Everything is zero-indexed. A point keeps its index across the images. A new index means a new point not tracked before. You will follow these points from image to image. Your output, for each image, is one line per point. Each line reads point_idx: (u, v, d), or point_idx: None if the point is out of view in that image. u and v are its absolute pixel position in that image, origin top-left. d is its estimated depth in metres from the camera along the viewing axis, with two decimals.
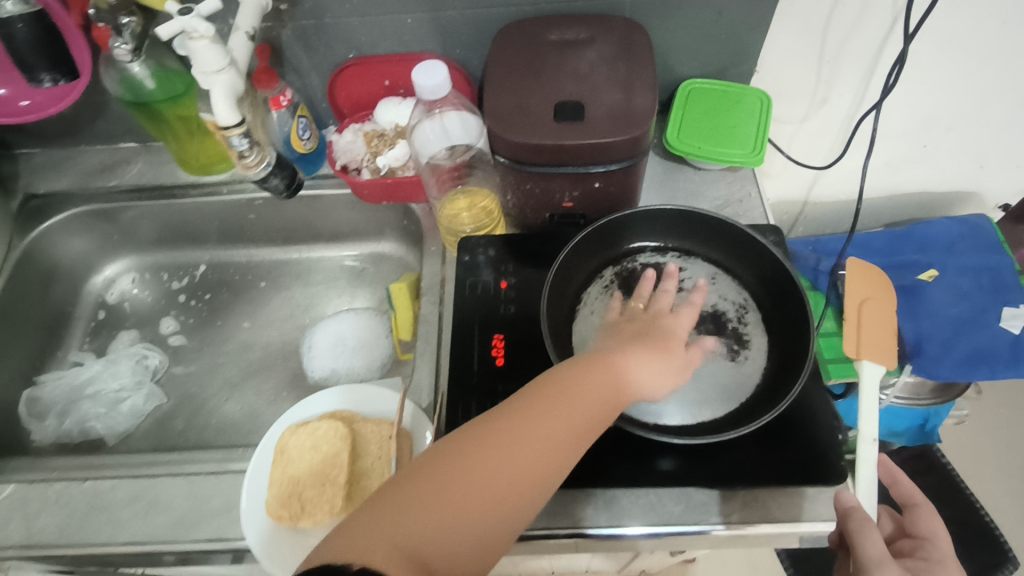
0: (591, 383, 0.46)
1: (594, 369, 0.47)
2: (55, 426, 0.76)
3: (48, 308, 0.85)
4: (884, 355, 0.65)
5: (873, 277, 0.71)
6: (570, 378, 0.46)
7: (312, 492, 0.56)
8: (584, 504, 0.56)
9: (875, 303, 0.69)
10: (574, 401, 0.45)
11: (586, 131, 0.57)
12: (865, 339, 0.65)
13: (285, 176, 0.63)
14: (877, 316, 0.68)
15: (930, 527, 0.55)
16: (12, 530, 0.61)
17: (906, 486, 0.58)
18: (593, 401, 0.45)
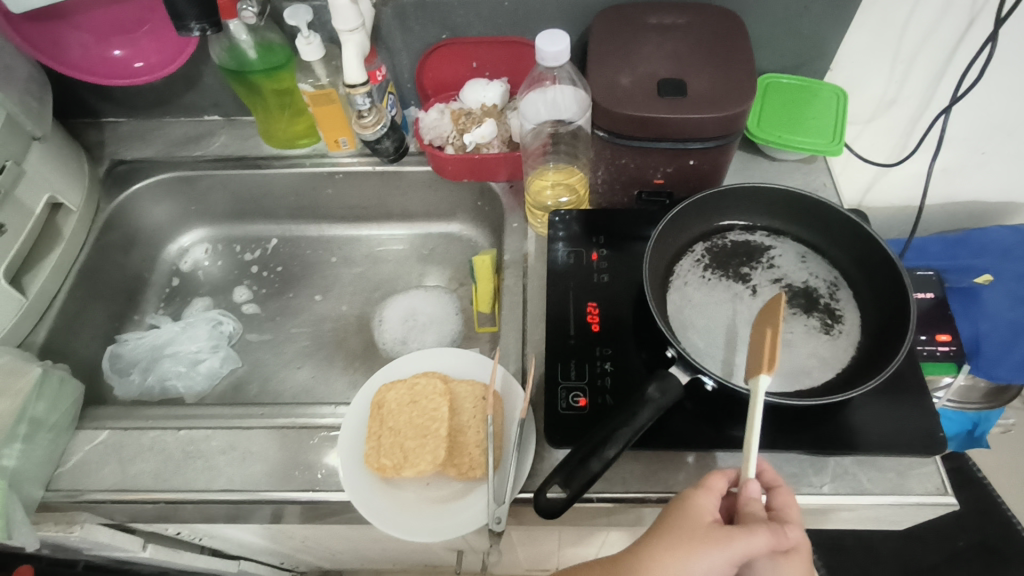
0: (695, 522, 0.46)
1: (694, 497, 0.48)
2: (138, 382, 0.78)
3: (127, 271, 0.87)
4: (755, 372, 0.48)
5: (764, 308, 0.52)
6: (682, 510, 0.47)
7: (413, 443, 0.58)
8: (677, 470, 0.58)
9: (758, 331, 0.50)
10: (688, 539, 0.45)
11: (689, 106, 0.59)
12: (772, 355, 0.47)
13: (394, 140, 0.77)
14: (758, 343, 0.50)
15: (783, 506, 0.48)
16: (108, 473, 0.62)
17: (767, 471, 0.51)
18: (707, 534, 0.45)
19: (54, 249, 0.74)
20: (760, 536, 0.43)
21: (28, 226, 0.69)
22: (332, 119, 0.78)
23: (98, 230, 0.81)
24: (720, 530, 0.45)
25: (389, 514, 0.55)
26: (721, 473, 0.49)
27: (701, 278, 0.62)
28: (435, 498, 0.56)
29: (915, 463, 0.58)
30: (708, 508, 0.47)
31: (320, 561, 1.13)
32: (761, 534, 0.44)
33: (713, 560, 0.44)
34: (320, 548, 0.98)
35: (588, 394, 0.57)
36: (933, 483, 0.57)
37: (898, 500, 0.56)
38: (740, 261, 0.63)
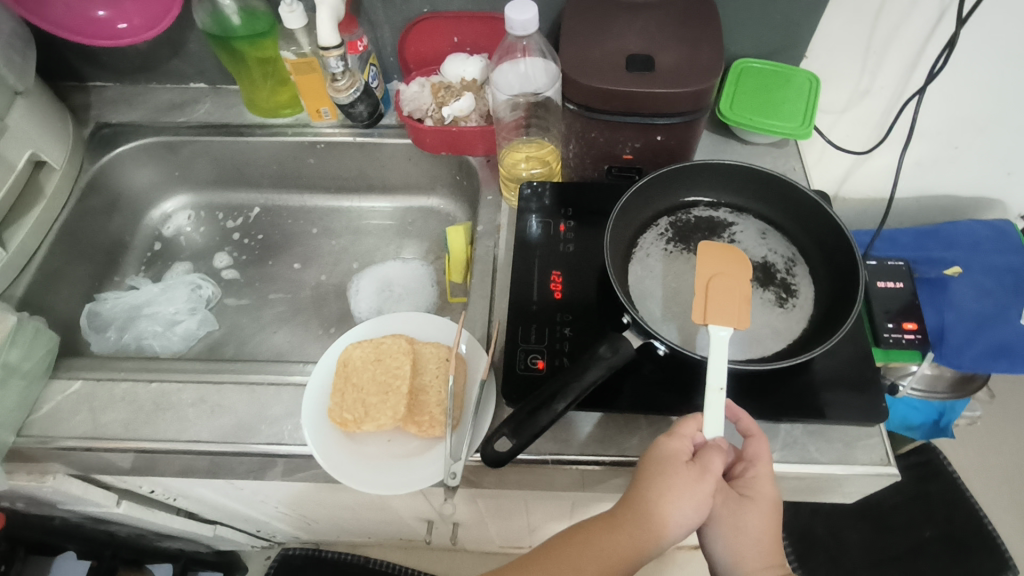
0: (673, 463, 0.49)
1: (666, 443, 0.50)
2: (115, 339, 0.80)
3: (109, 233, 0.88)
4: (734, 315, 0.54)
5: (735, 259, 0.58)
6: (658, 455, 0.50)
7: (376, 399, 0.59)
8: (632, 435, 0.60)
9: (730, 278, 0.57)
10: (674, 481, 0.48)
11: (656, 81, 0.61)
12: (710, 299, 0.55)
13: (369, 105, 0.79)
14: (728, 287, 0.56)
15: (755, 455, 0.53)
16: (79, 421, 0.64)
17: (745, 418, 0.54)
18: (687, 473, 0.49)
19: (36, 205, 0.75)
20: (720, 458, 0.49)
21: (9, 181, 0.71)
22: (313, 88, 0.79)
23: (80, 191, 0.82)
24: (692, 466, 0.49)
25: (350, 467, 0.57)
26: (693, 418, 0.51)
27: (663, 251, 0.64)
28: (394, 453, 0.58)
29: (861, 434, 0.60)
30: (683, 451, 0.50)
31: (297, 531, 1.16)
32: (720, 456, 0.49)
33: (695, 495, 0.48)
34: (292, 515, 1.01)
35: (546, 357, 0.58)
36: (877, 454, 0.58)
37: (844, 469, 0.58)
38: (702, 235, 0.65)
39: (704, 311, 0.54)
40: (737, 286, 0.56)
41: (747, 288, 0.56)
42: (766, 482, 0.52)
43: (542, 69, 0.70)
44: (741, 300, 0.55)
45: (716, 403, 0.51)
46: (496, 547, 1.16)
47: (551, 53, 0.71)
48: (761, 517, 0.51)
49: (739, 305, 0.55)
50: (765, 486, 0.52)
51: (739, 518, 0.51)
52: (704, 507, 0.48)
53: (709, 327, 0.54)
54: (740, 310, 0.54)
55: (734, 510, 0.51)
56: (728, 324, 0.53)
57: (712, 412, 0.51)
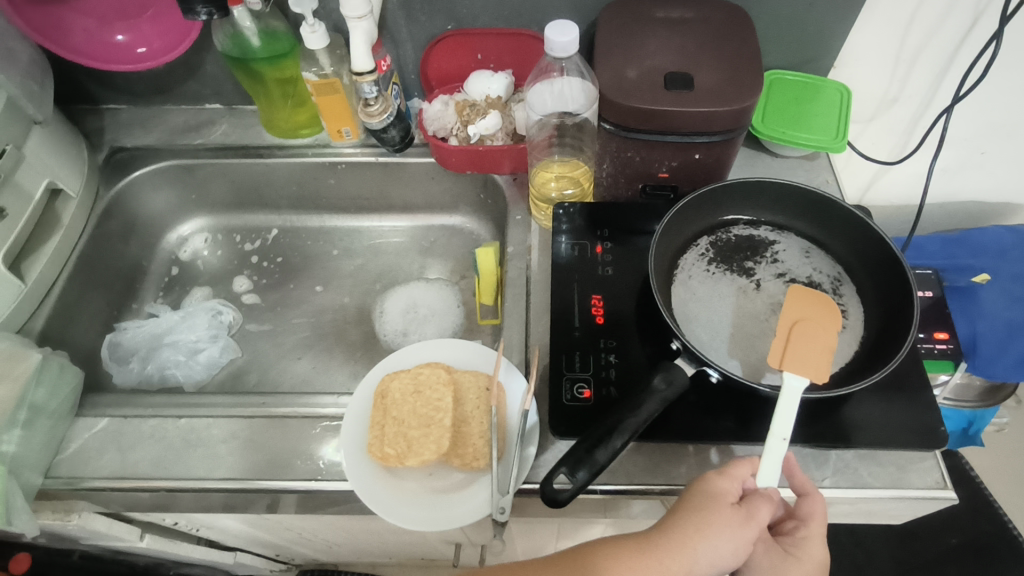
0: (719, 502, 0.48)
1: (715, 481, 0.50)
2: (138, 370, 0.78)
3: (126, 259, 0.86)
4: (813, 366, 0.51)
5: (827, 307, 0.55)
6: (703, 489, 0.50)
7: (417, 432, 0.58)
8: (680, 463, 0.58)
9: (816, 327, 0.54)
10: (715, 518, 0.47)
11: (696, 99, 0.59)
12: (790, 344, 0.52)
13: (399, 128, 0.77)
14: (812, 336, 0.53)
15: (809, 515, 0.52)
16: (107, 460, 0.62)
17: (801, 474, 0.53)
18: (731, 513, 0.48)
19: (54, 234, 0.74)
20: (767, 507, 0.49)
21: (27, 211, 0.69)
22: (334, 109, 0.78)
23: (97, 218, 0.80)
24: (738, 508, 0.48)
25: (395, 504, 0.55)
26: (747, 461, 0.51)
27: (706, 272, 0.62)
28: (436, 487, 0.56)
29: (914, 457, 0.58)
30: (730, 492, 0.49)
31: (317, 555, 1.14)
32: (767, 507, 0.49)
33: (737, 537, 0.47)
34: (315, 541, 0.99)
35: (593, 386, 0.57)
36: (932, 477, 0.57)
37: (899, 493, 0.56)
38: (745, 255, 0.63)
39: (781, 356, 0.52)
40: (823, 337, 0.53)
41: (834, 340, 0.53)
42: (816, 546, 0.51)
43: (574, 87, 0.69)
44: (823, 352, 0.52)
45: (775, 450, 0.51)
46: None
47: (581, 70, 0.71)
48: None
49: (821, 357, 0.52)
50: (813, 548, 0.50)
51: (778, 573, 0.49)
52: (743, 552, 0.47)
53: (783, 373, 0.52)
54: (821, 362, 0.51)
55: (774, 563, 0.50)
56: (804, 374, 0.51)
57: (768, 459, 0.51)
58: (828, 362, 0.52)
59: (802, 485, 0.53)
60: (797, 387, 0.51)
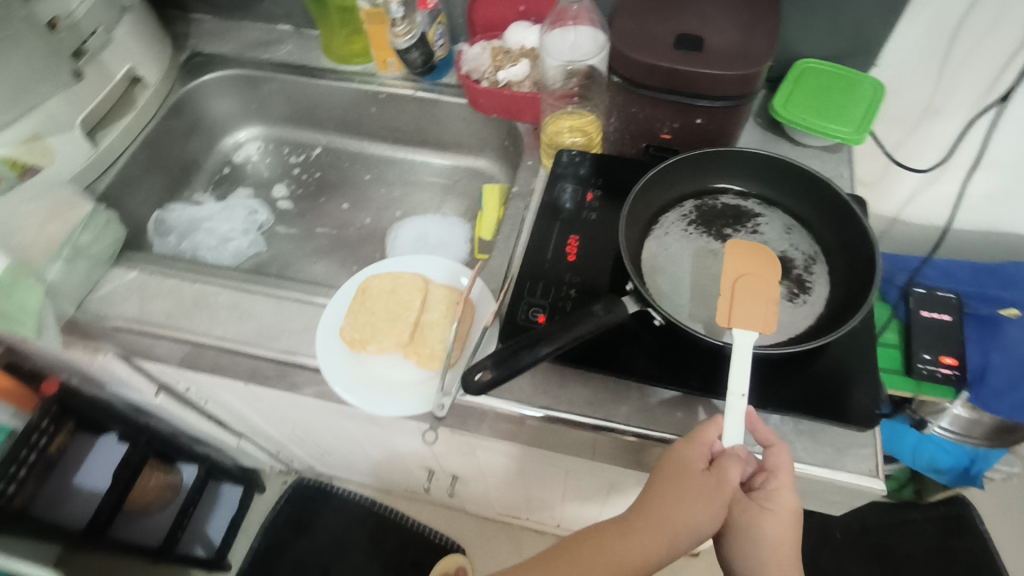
0: (690, 472, 0.51)
1: (684, 449, 0.52)
2: (174, 244, 0.88)
3: (186, 151, 0.96)
4: (760, 318, 0.55)
5: (763, 256, 0.59)
6: (676, 462, 0.52)
7: (384, 325, 0.63)
8: (619, 403, 0.61)
9: (757, 278, 0.57)
10: (689, 490, 0.50)
11: (701, 61, 0.61)
12: (736, 302, 0.56)
13: (423, 56, 0.84)
14: (756, 289, 0.56)
15: (776, 466, 0.53)
16: (129, 305, 0.71)
17: (764, 428, 0.55)
18: (703, 482, 0.51)
19: (127, 114, 0.84)
20: (738, 467, 0.50)
21: (106, 87, 0.80)
22: (380, 39, 0.84)
23: (167, 109, 0.91)
24: (708, 475, 0.51)
25: (351, 381, 0.61)
26: (712, 424, 0.53)
27: (683, 232, 0.64)
28: (391, 376, 0.62)
29: (853, 442, 0.58)
30: (700, 458, 0.52)
31: (312, 459, 1.23)
32: (738, 466, 0.50)
33: (712, 504, 0.50)
34: (307, 439, 1.08)
35: (547, 312, 0.60)
36: (866, 465, 0.57)
37: (827, 473, 0.57)
38: (725, 223, 0.65)
39: (728, 314, 0.55)
40: (764, 288, 0.57)
41: (774, 288, 0.57)
42: (787, 493, 0.53)
43: (591, 37, 0.75)
44: (766, 304, 0.56)
45: (738, 408, 0.52)
46: (493, 512, 1.19)
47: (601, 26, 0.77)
48: (780, 524, 0.53)
49: (765, 309, 0.55)
50: (785, 497, 0.53)
51: (756, 526, 0.53)
52: (719, 514, 0.50)
53: (733, 330, 0.55)
54: (765, 314, 0.55)
55: (751, 520, 0.53)
56: (754, 329, 0.54)
57: (733, 419, 0.52)
58: (773, 310, 0.56)
59: (767, 438, 0.54)
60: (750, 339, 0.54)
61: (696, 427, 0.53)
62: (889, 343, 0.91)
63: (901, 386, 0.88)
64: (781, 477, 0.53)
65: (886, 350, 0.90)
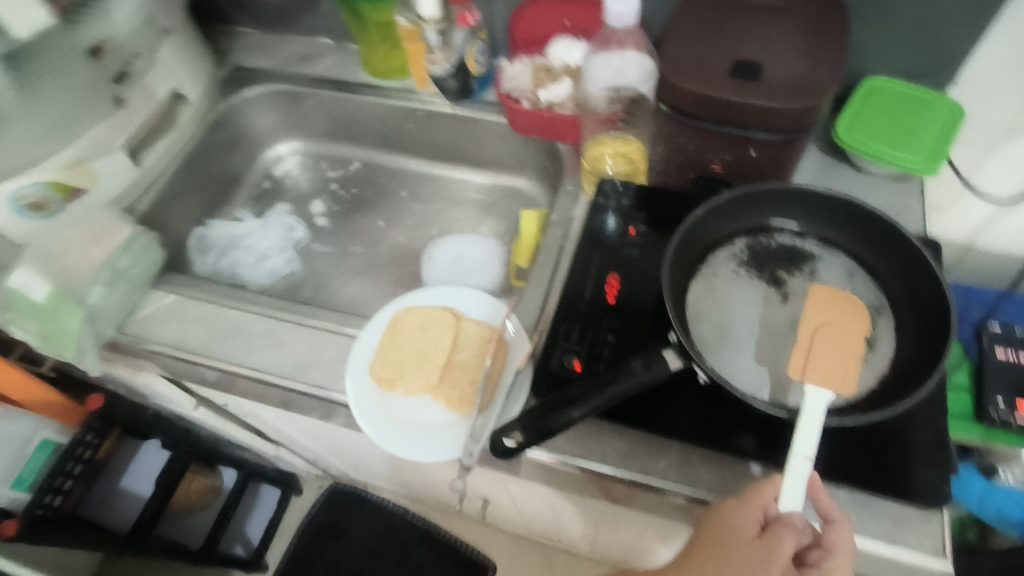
0: (738, 538, 0.45)
1: (734, 513, 0.46)
2: (212, 263, 0.89)
3: (228, 166, 0.97)
4: (838, 377, 0.48)
5: (855, 308, 0.51)
6: (721, 523, 0.47)
7: (413, 365, 0.62)
8: (658, 458, 0.58)
9: (841, 330, 0.50)
10: (733, 557, 0.45)
11: (760, 92, 0.56)
12: (812, 355, 0.49)
13: (460, 79, 0.82)
14: (837, 343, 0.50)
15: (835, 545, 0.47)
16: (166, 330, 0.72)
17: (827, 499, 0.49)
18: (751, 549, 0.45)
19: (168, 134, 0.85)
20: (792, 538, 0.44)
21: (150, 107, 0.80)
22: (419, 57, 0.82)
23: (209, 126, 0.91)
24: (759, 545, 0.45)
25: (378, 423, 0.59)
26: (770, 484, 0.47)
27: (732, 275, 0.60)
28: (419, 420, 0.60)
29: (917, 515, 0.53)
30: (751, 524, 0.46)
31: (346, 469, 1.24)
32: (792, 536, 0.44)
33: None
34: (342, 453, 1.08)
35: (583, 360, 0.57)
36: (932, 542, 0.52)
37: (887, 548, 0.52)
38: (780, 265, 0.60)
39: (803, 366, 0.49)
40: (847, 341, 0.50)
41: (859, 343, 0.50)
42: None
43: (640, 64, 0.72)
44: (846, 359, 0.49)
45: (800, 472, 0.46)
46: (524, 532, 1.17)
47: (649, 51, 0.73)
48: None
49: (845, 364, 0.49)
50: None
51: None
52: None
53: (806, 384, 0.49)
54: (845, 370, 0.49)
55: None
56: (826, 387, 0.48)
57: (793, 481, 0.46)
58: (854, 368, 0.49)
59: (828, 513, 0.48)
60: (823, 398, 0.48)
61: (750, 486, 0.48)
62: (957, 386, 0.83)
63: (965, 432, 0.81)
64: (837, 562, 0.46)
65: (954, 393, 0.83)
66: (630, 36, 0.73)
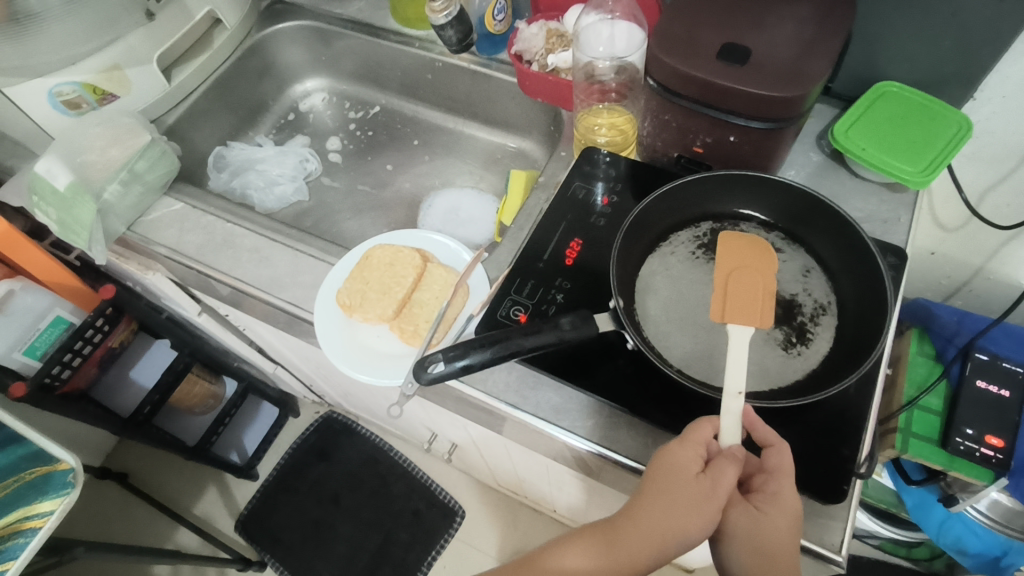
0: (682, 475, 0.47)
1: (677, 450, 0.48)
2: (226, 181, 0.94)
3: (257, 93, 1.02)
4: (755, 313, 0.53)
5: (756, 246, 0.57)
6: (667, 464, 0.48)
7: (375, 296, 0.66)
8: (587, 417, 0.60)
9: (751, 271, 0.55)
10: (680, 495, 0.47)
11: (742, 76, 0.56)
12: (729, 296, 0.54)
13: (459, 33, 0.83)
14: (749, 282, 0.55)
15: (776, 467, 0.48)
16: (169, 233, 0.78)
17: (762, 427, 0.50)
18: (696, 486, 0.47)
19: (203, 53, 0.90)
20: (732, 469, 0.47)
21: (185, 26, 0.85)
22: None
23: (241, 52, 0.95)
24: (702, 479, 0.47)
25: (337, 343, 0.64)
26: (707, 422, 0.49)
27: (690, 254, 0.61)
28: (373, 346, 0.64)
29: (823, 511, 0.54)
30: (694, 460, 0.48)
31: (338, 399, 1.31)
32: (733, 468, 0.47)
33: (702, 509, 0.46)
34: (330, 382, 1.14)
35: (528, 313, 0.60)
36: (830, 539, 0.53)
37: None
38: None
39: (723, 308, 0.54)
40: (759, 280, 0.55)
41: (771, 280, 0.55)
42: (790, 496, 0.47)
43: (630, 33, 0.71)
44: (761, 295, 0.54)
45: (734, 408, 0.49)
46: (493, 484, 1.22)
47: (643, 24, 0.73)
48: (781, 530, 0.46)
49: (762, 300, 0.54)
50: (788, 500, 0.47)
51: (755, 535, 0.47)
52: (712, 519, 0.46)
53: (727, 325, 0.53)
54: (760, 308, 0.53)
55: (750, 526, 0.47)
56: (748, 322, 0.52)
57: (727, 418, 0.49)
58: (767, 305, 0.54)
59: (766, 437, 0.50)
60: (745, 332, 0.52)
61: (690, 426, 0.50)
62: (930, 409, 0.84)
63: (926, 456, 0.82)
64: (783, 478, 0.48)
65: (922, 415, 0.84)
66: (622, 5, 0.72)
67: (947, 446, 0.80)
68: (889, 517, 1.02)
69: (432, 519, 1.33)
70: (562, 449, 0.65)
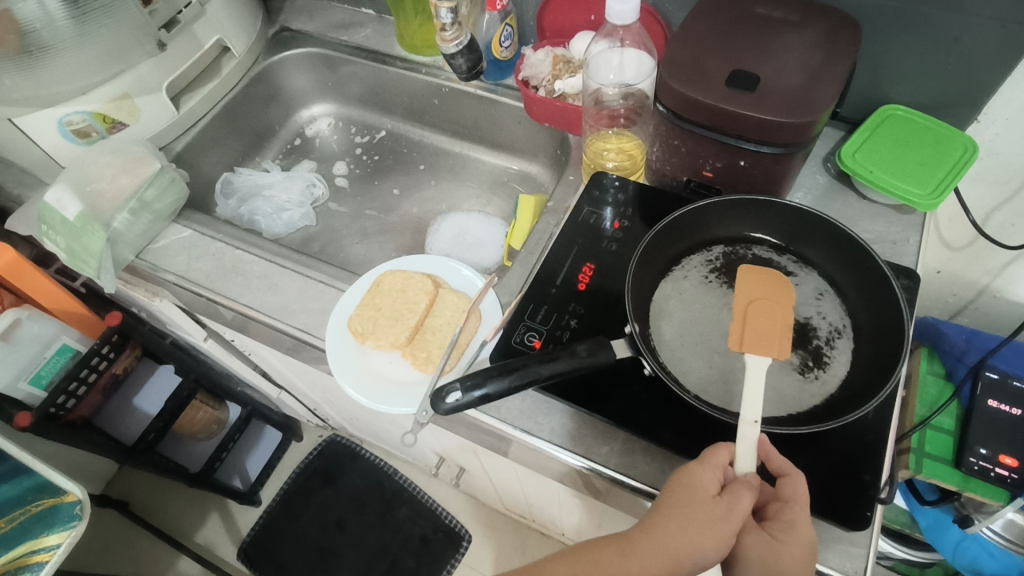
0: (699, 496, 0.46)
1: (695, 472, 0.48)
2: (233, 208, 0.94)
3: (264, 119, 1.02)
4: (774, 343, 0.52)
5: (774, 281, 0.57)
6: (684, 484, 0.48)
7: (387, 323, 0.65)
8: (602, 444, 0.60)
9: (769, 302, 0.55)
10: (696, 516, 0.46)
11: (752, 102, 0.56)
12: (748, 325, 0.54)
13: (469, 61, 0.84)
14: (768, 313, 0.55)
15: (791, 496, 0.48)
16: (177, 261, 0.77)
17: (778, 457, 0.50)
18: (713, 506, 0.46)
19: (211, 81, 0.90)
20: (749, 495, 0.46)
21: (195, 55, 0.85)
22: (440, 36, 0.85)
23: (249, 79, 0.96)
24: (718, 501, 0.46)
25: (349, 370, 0.64)
26: (724, 447, 0.49)
27: (703, 278, 0.61)
28: (386, 374, 0.64)
29: (844, 537, 0.53)
30: (712, 483, 0.47)
31: (343, 423, 1.30)
32: (749, 494, 0.46)
33: (717, 529, 0.45)
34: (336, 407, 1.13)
35: (543, 339, 0.60)
36: (853, 566, 0.52)
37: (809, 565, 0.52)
38: None
39: (741, 339, 0.53)
40: (778, 312, 0.55)
41: (788, 312, 0.55)
42: (804, 526, 0.47)
43: (640, 62, 0.71)
44: (779, 327, 0.53)
45: (750, 435, 0.49)
46: (499, 508, 1.21)
47: (653, 53, 0.73)
48: (795, 559, 0.45)
49: (780, 330, 0.53)
50: (803, 529, 0.46)
51: (769, 563, 0.46)
52: (727, 542, 0.45)
53: (745, 355, 0.53)
54: (778, 339, 0.53)
55: (764, 554, 0.46)
56: (767, 354, 0.52)
57: (744, 446, 0.49)
58: (786, 337, 0.53)
59: (781, 467, 0.49)
60: (763, 362, 0.51)
61: (706, 450, 0.50)
62: (941, 428, 0.84)
63: (939, 476, 0.81)
64: (799, 508, 0.47)
65: (934, 434, 0.83)
66: (631, 33, 0.72)
67: (963, 467, 0.79)
68: (902, 537, 1.00)
69: (438, 545, 1.32)
70: (577, 474, 0.65)
